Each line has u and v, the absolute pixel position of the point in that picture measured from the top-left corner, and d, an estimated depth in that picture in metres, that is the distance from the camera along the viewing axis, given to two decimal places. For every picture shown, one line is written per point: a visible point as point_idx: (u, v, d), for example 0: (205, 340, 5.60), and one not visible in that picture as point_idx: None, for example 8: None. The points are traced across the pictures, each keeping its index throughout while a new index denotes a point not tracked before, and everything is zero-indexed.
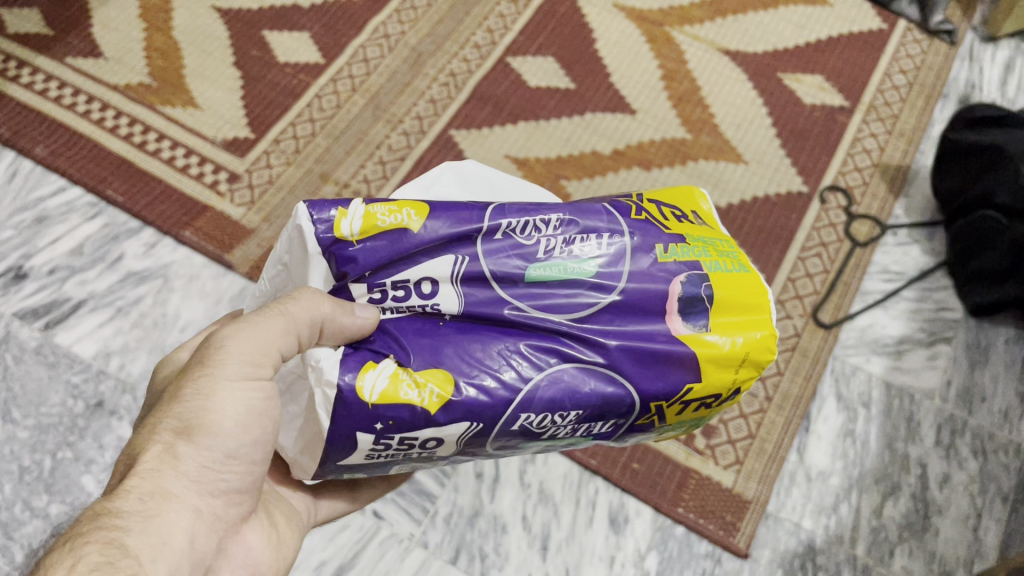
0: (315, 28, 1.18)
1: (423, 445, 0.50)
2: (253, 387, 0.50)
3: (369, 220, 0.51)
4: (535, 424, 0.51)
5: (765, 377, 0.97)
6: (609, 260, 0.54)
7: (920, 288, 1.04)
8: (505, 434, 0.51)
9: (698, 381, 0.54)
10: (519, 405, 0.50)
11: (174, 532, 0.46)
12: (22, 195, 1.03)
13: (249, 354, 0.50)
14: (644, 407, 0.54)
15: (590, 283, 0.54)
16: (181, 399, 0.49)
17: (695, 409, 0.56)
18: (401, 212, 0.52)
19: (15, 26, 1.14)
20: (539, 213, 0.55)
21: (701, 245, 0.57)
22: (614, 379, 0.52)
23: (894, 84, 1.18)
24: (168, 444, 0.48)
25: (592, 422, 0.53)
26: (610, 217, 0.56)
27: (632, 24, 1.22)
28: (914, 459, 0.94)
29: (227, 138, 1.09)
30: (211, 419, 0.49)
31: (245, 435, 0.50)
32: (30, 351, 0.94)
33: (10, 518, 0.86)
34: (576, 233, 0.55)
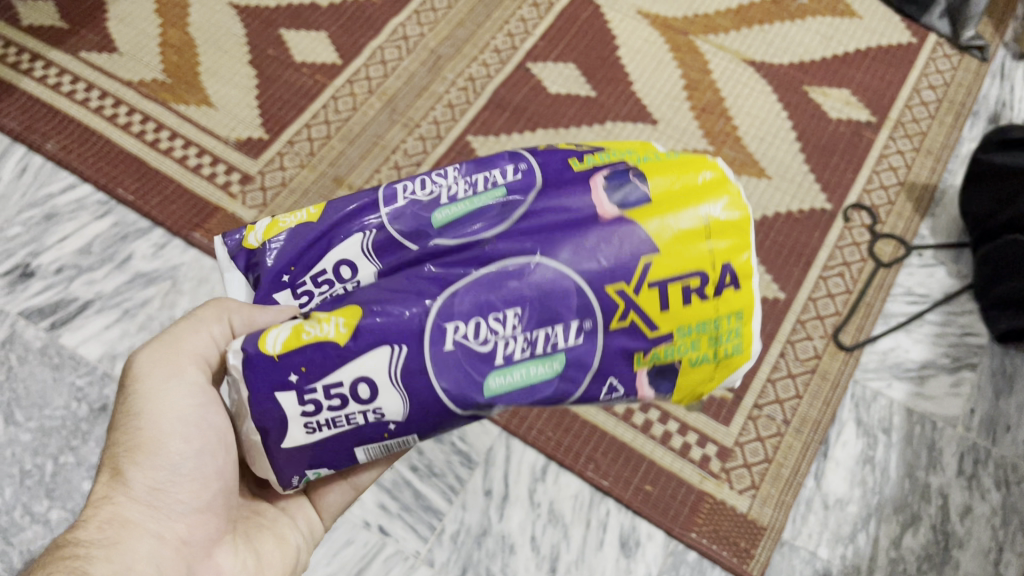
0: (332, 28, 1.16)
1: (356, 395, 0.44)
2: (178, 396, 0.50)
3: (274, 226, 0.51)
4: (471, 338, 0.44)
5: (784, 401, 0.95)
6: (517, 180, 0.48)
7: (945, 312, 1.01)
8: (441, 364, 0.44)
9: (655, 247, 0.44)
10: (438, 317, 0.44)
11: (137, 557, 0.47)
12: (32, 191, 1.02)
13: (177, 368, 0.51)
14: (605, 301, 0.44)
15: (501, 204, 0.47)
16: (124, 427, 0.51)
17: (687, 306, 0.45)
18: (301, 212, 0.52)
19: (29, 19, 1.13)
20: (433, 176, 0.51)
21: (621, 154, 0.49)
22: (547, 262, 0.44)
23: (922, 101, 1.16)
24: (117, 471, 0.50)
25: (545, 328, 0.44)
26: (514, 154, 0.50)
27: (655, 32, 1.20)
28: (935, 489, 0.91)
29: (241, 138, 1.07)
30: (151, 438, 0.50)
31: (187, 447, 0.50)
32: (34, 351, 0.93)
33: (9, 523, 0.84)
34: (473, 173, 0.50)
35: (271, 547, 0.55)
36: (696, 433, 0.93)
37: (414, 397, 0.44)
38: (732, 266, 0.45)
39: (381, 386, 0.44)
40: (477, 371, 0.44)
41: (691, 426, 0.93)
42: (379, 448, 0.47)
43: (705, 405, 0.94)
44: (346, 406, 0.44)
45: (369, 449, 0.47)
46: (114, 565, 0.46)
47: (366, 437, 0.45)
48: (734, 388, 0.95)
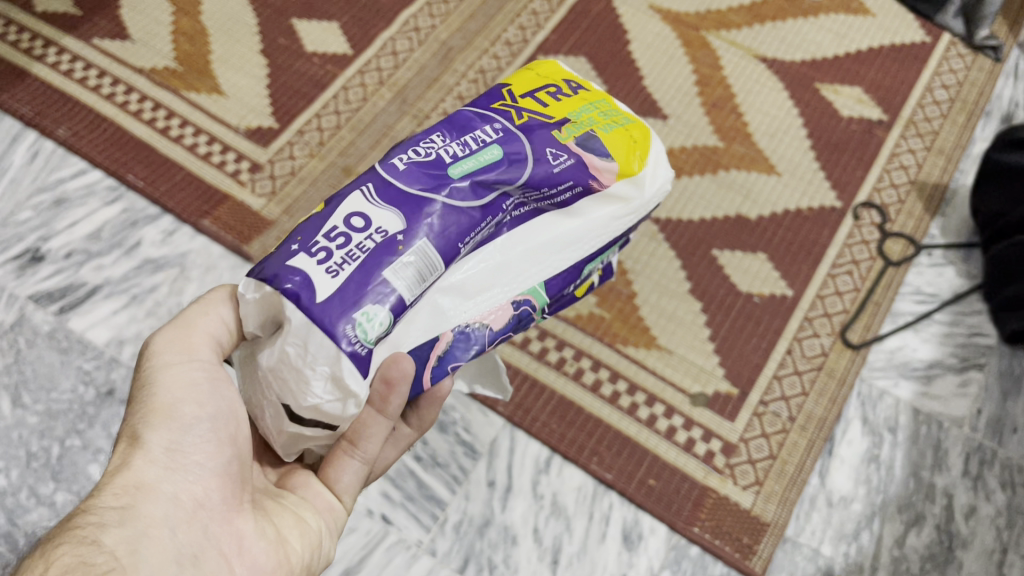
0: (344, 18, 1.16)
1: (355, 225, 0.52)
2: (189, 367, 0.54)
3: None
4: (421, 154, 0.56)
5: (789, 398, 0.95)
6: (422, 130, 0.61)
7: (954, 312, 1.01)
8: (402, 176, 0.55)
9: (510, 86, 0.64)
10: (382, 163, 0.56)
11: (151, 522, 0.48)
12: (43, 176, 1.02)
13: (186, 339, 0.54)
14: (500, 112, 0.61)
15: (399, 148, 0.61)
16: (138, 397, 0.53)
17: (559, 101, 0.63)
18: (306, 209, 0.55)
19: (43, 5, 1.13)
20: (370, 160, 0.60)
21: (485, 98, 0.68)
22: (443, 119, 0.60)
23: (935, 100, 1.15)
24: (134, 439, 0.52)
25: (471, 133, 0.58)
26: None
27: (667, 27, 1.20)
28: (940, 489, 0.91)
29: (251, 127, 1.07)
30: (166, 401, 0.52)
31: (203, 409, 0.53)
32: (43, 335, 0.93)
33: (15, 504, 0.85)
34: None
35: (289, 527, 0.55)
36: (701, 429, 0.93)
37: (400, 207, 0.53)
38: (575, 83, 0.66)
39: (369, 211, 0.53)
40: (437, 172, 0.55)
41: (696, 421, 0.93)
42: (412, 272, 0.52)
43: (711, 400, 0.94)
44: (351, 239, 0.52)
45: (397, 270, 0.52)
46: (129, 531, 0.47)
47: (386, 256, 0.52)
48: (740, 384, 0.95)
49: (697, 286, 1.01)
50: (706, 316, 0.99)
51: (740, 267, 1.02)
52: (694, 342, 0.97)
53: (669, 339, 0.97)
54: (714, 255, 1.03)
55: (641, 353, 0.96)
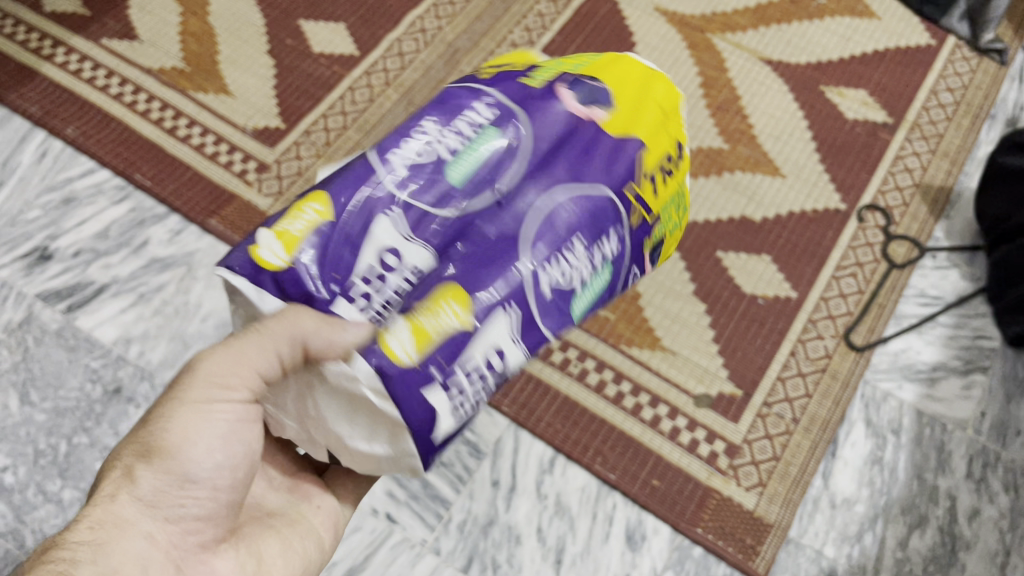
0: (351, 19, 1.17)
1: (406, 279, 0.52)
2: (217, 407, 0.51)
3: (285, 239, 0.51)
4: (563, 270, 0.55)
5: (793, 399, 0.95)
6: (495, 112, 0.58)
7: (958, 314, 1.01)
8: (502, 253, 0.53)
9: (645, 146, 0.61)
10: (462, 208, 0.54)
11: (124, 560, 0.47)
12: (51, 175, 1.03)
13: (222, 378, 0.51)
14: (624, 198, 0.59)
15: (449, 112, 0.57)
16: (150, 423, 0.51)
17: (666, 179, 0.63)
18: (306, 212, 0.52)
19: (52, 5, 1.14)
20: (415, 131, 0.56)
21: (548, 66, 0.64)
22: (550, 169, 0.57)
23: (939, 103, 1.15)
24: (128, 467, 0.50)
25: (599, 240, 0.57)
26: (470, 94, 0.59)
27: (672, 29, 1.20)
28: (943, 491, 0.91)
29: (258, 127, 1.07)
30: (174, 442, 0.50)
31: (209, 458, 0.50)
32: (51, 333, 0.94)
33: (23, 501, 0.86)
34: (420, 121, 0.57)
35: (275, 554, 0.56)
36: (705, 430, 0.93)
37: (529, 341, 0.53)
38: (680, 150, 0.64)
39: (403, 248, 0.52)
40: (567, 304, 0.55)
41: (699, 422, 0.93)
42: None
43: (715, 402, 0.95)
44: (390, 282, 0.52)
45: None
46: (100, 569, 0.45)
47: None
48: (744, 386, 0.96)
49: (701, 287, 1.01)
50: (710, 317, 0.99)
51: (744, 269, 1.02)
52: (698, 344, 0.98)
53: (673, 340, 0.98)
54: (718, 257, 1.03)
55: (645, 354, 0.97)
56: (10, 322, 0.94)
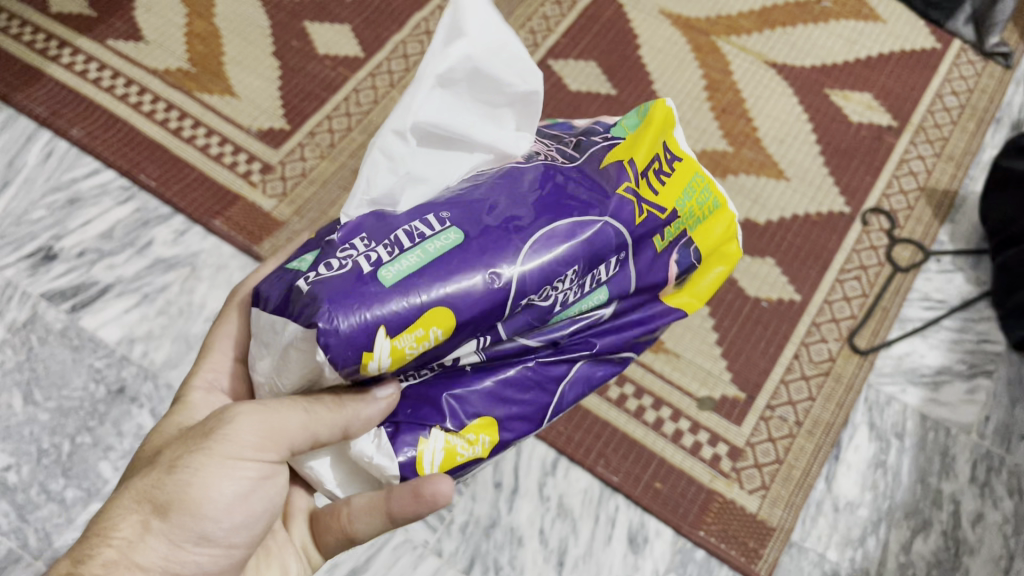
0: (356, 21, 1.17)
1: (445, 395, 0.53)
2: (248, 465, 0.47)
3: (396, 355, 0.46)
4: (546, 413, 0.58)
5: (796, 402, 0.95)
6: (617, 276, 0.56)
7: (962, 318, 1.01)
8: (528, 411, 0.55)
9: None
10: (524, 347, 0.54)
11: None
12: (56, 175, 1.03)
13: (258, 441, 0.47)
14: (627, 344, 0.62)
15: (588, 240, 0.52)
16: (176, 473, 0.46)
17: None
18: (428, 337, 0.46)
19: (58, 6, 1.14)
20: (554, 254, 0.50)
21: (685, 203, 0.58)
22: (607, 334, 0.58)
23: (945, 106, 1.15)
24: (145, 516, 0.46)
25: None
26: (615, 234, 0.53)
27: (677, 31, 1.20)
28: (947, 495, 0.91)
29: (262, 128, 1.08)
30: (197, 500, 0.46)
31: (228, 518, 0.47)
32: (55, 333, 0.94)
33: (26, 500, 0.86)
34: (562, 224, 0.51)
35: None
36: (708, 432, 0.93)
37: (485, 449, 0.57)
38: None
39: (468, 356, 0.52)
40: None
41: (702, 425, 0.93)
42: None
43: (718, 404, 0.94)
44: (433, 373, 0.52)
45: None
46: None
47: None
48: (747, 389, 0.95)
49: None
50: (714, 320, 0.99)
51: (748, 272, 1.02)
52: (702, 346, 0.97)
53: (677, 342, 0.98)
54: None
55: (648, 356, 0.97)
56: (15, 322, 0.95)
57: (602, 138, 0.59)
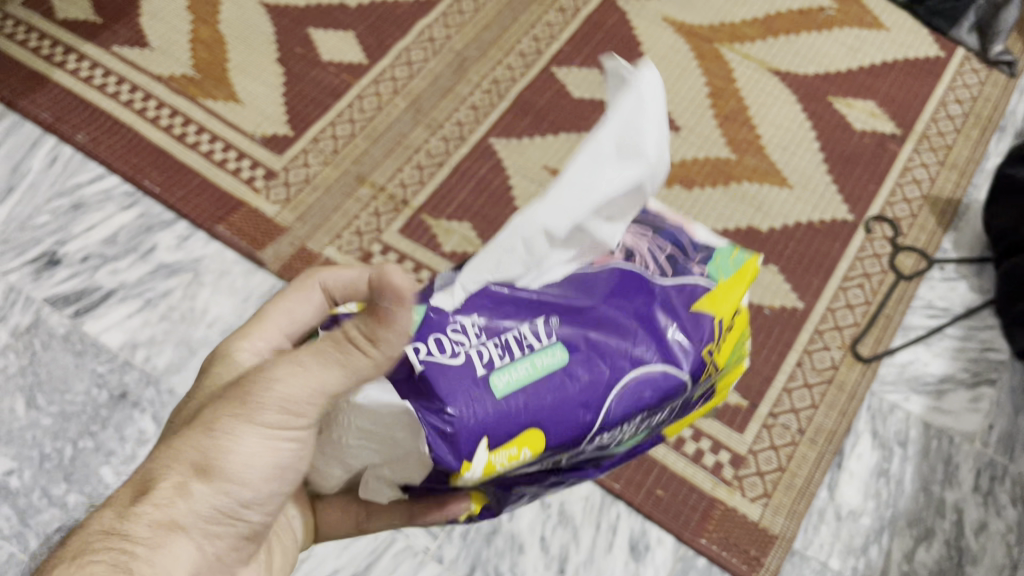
0: (360, 28, 1.17)
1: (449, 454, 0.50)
2: (286, 430, 0.43)
3: (488, 468, 0.49)
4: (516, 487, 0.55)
5: (799, 410, 0.94)
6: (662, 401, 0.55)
7: (966, 326, 1.00)
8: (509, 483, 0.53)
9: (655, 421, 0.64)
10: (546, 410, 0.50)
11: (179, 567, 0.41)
12: (60, 181, 1.04)
13: (294, 401, 0.42)
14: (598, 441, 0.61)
15: (665, 395, 0.54)
16: (208, 436, 0.42)
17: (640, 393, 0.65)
18: (519, 456, 0.49)
19: (64, 13, 1.15)
20: (637, 408, 0.53)
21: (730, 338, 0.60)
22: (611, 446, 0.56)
23: (948, 114, 1.15)
24: (184, 482, 0.42)
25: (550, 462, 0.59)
26: (666, 373, 0.54)
27: (680, 39, 1.20)
28: (950, 504, 0.90)
29: (266, 134, 1.08)
30: (233, 465, 0.42)
31: (266, 486, 0.44)
32: (58, 337, 0.94)
33: (28, 505, 0.86)
34: (632, 383, 0.53)
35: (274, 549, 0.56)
36: (710, 440, 0.93)
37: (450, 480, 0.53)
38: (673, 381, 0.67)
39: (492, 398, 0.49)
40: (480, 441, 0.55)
41: (705, 432, 0.93)
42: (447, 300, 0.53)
43: (720, 412, 0.94)
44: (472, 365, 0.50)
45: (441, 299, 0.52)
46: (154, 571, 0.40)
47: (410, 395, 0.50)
48: (750, 396, 0.95)
49: None
50: None
51: None
52: None
53: None
54: None
55: None
56: (18, 326, 0.95)
57: (699, 271, 0.58)
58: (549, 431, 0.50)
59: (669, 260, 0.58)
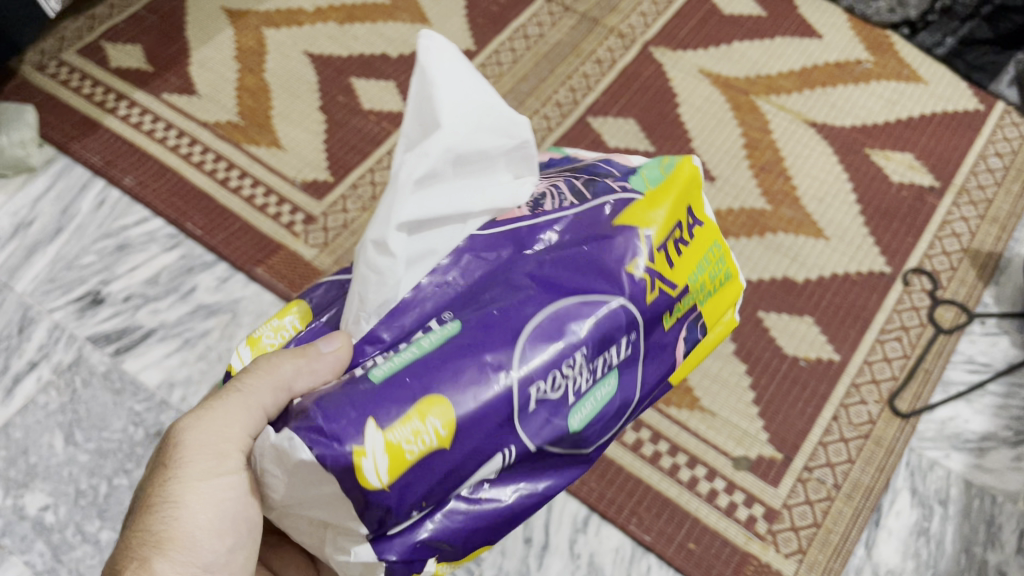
0: (401, 78, 1.20)
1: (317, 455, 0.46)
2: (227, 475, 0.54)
3: (393, 454, 0.46)
4: (508, 458, 0.50)
5: (835, 464, 0.93)
6: (493, 335, 0.50)
7: (1008, 383, 0.98)
8: (442, 463, 0.48)
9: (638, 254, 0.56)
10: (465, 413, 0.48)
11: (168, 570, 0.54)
12: (107, 223, 1.07)
13: (220, 445, 0.54)
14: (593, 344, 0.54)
15: (591, 320, 0.53)
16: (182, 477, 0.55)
17: (675, 257, 0.58)
18: (425, 429, 0.47)
19: (117, 62, 1.19)
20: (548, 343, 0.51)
21: (698, 279, 0.60)
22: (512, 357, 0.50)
23: (988, 168, 1.14)
24: (163, 530, 0.55)
25: (533, 419, 0.51)
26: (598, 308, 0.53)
27: (716, 90, 1.21)
28: (993, 566, 0.88)
29: (307, 179, 1.10)
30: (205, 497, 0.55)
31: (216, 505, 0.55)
32: (98, 375, 0.96)
33: (61, 540, 0.87)
34: (544, 320, 0.52)
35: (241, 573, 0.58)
36: (743, 493, 0.91)
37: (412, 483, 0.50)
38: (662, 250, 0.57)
39: (373, 427, 0.46)
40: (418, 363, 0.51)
41: (738, 485, 0.91)
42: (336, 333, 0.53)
43: (754, 464, 0.93)
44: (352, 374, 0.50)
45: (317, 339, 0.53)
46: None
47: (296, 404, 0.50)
48: (785, 449, 0.94)
49: (741, 346, 1.00)
50: (751, 378, 0.98)
51: (786, 330, 1.01)
52: (738, 406, 0.96)
53: (712, 401, 0.96)
54: (760, 317, 1.02)
55: (684, 414, 0.96)
56: (60, 363, 0.97)
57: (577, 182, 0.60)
58: (457, 397, 0.48)
59: (583, 182, 0.59)
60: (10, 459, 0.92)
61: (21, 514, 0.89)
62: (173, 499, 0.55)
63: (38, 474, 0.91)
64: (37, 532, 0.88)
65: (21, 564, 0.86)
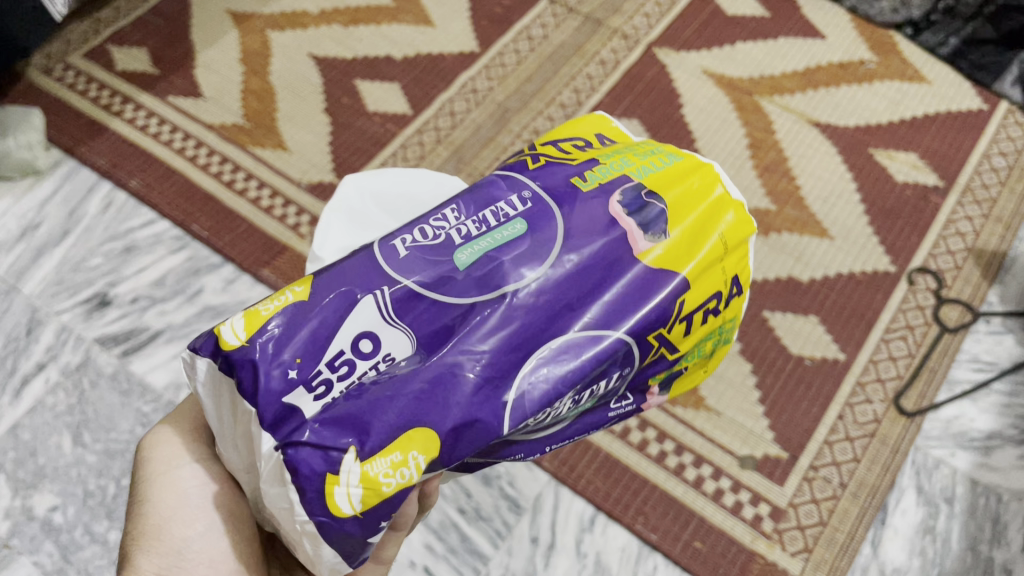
0: (405, 79, 1.21)
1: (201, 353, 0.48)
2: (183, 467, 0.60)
3: (250, 316, 0.47)
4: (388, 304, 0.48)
5: (840, 463, 0.93)
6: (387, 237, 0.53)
7: (1013, 382, 0.99)
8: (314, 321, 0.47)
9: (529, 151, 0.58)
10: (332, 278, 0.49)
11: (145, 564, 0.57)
12: (113, 225, 1.07)
13: (172, 445, 0.61)
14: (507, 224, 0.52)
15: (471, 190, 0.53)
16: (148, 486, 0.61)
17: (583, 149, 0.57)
18: (282, 295, 0.48)
19: (123, 65, 1.20)
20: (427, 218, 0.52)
21: (615, 157, 0.55)
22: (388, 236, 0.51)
23: (992, 167, 1.14)
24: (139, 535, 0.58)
25: (423, 272, 0.49)
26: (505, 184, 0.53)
27: (721, 91, 1.21)
28: (999, 564, 0.88)
29: (312, 181, 1.11)
30: (170, 491, 0.59)
31: (179, 497, 0.59)
32: (106, 376, 0.97)
33: (70, 541, 0.88)
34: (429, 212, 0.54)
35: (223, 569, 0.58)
36: (749, 492, 0.91)
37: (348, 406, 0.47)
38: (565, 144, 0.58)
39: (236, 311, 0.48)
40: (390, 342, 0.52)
41: (744, 484, 0.92)
42: None
43: (760, 463, 0.93)
44: None
45: None
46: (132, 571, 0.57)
47: None
48: (790, 448, 0.94)
49: (746, 346, 1.00)
50: (756, 378, 0.98)
51: (791, 329, 1.01)
52: (743, 405, 0.96)
53: (717, 400, 0.97)
54: (765, 316, 1.02)
55: (689, 413, 0.96)
56: (68, 365, 0.97)
57: None
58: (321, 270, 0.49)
59: None
60: (18, 460, 0.92)
61: (29, 514, 0.89)
62: (143, 505, 0.60)
63: (46, 475, 0.91)
64: (46, 532, 0.88)
65: (30, 564, 0.86)
